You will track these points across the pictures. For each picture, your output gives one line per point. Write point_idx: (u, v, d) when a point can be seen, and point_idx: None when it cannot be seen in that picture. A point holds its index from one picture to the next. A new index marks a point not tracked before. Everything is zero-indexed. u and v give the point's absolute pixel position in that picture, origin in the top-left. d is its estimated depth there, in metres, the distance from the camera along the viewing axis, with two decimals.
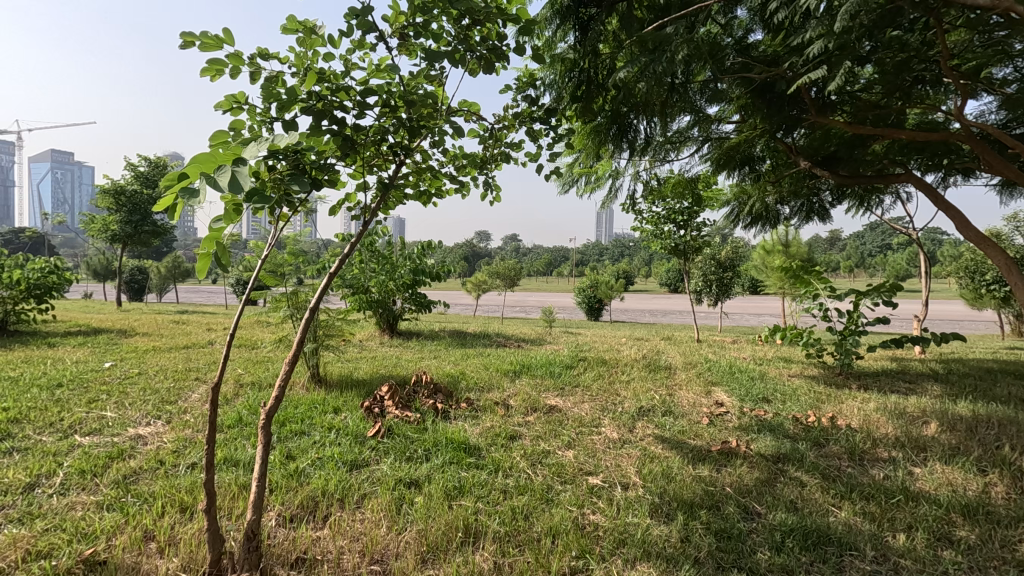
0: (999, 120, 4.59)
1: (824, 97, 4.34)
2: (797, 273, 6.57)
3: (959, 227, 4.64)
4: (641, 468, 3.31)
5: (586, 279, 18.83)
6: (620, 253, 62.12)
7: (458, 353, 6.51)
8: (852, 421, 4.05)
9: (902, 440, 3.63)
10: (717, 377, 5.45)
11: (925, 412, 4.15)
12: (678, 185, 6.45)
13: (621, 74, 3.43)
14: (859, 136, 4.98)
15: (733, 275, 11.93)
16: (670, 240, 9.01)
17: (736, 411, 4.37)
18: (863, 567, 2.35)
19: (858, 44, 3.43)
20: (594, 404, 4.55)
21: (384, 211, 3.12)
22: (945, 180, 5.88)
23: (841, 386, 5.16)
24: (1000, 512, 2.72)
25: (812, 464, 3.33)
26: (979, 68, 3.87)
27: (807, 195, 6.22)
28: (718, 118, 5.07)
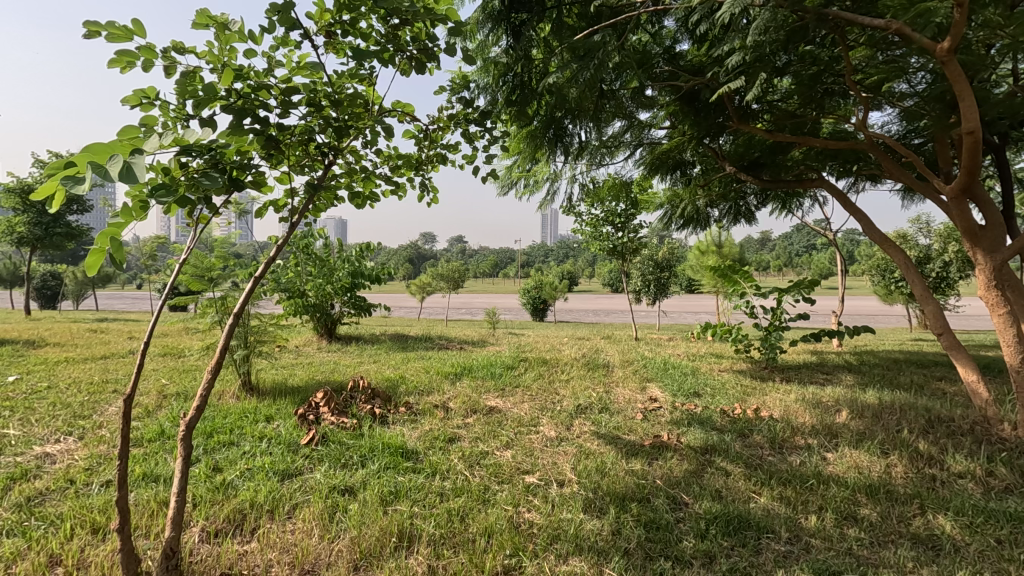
0: (900, 131, 4.98)
1: (745, 106, 4.58)
2: (725, 273, 6.90)
3: (863, 228, 5.01)
4: (577, 465, 3.38)
5: (531, 279, 19.01)
6: (565, 254, 63.13)
7: (399, 357, 6.43)
8: (773, 412, 4.30)
9: (816, 428, 3.89)
10: (652, 374, 5.64)
11: (838, 401, 4.46)
12: (614, 189, 6.64)
13: (552, 78, 3.50)
14: (778, 144, 5.30)
15: (670, 275, 12.37)
16: (609, 241, 9.25)
17: (668, 406, 4.55)
18: (778, 548, 2.50)
19: (773, 57, 3.64)
20: (534, 404, 4.61)
21: (316, 213, 3.05)
22: (855, 186, 6.35)
23: (766, 379, 5.46)
24: (898, 491, 2.97)
25: (736, 454, 3.51)
26: (880, 83, 4.19)
27: (734, 199, 6.56)
28: (650, 124, 5.27)
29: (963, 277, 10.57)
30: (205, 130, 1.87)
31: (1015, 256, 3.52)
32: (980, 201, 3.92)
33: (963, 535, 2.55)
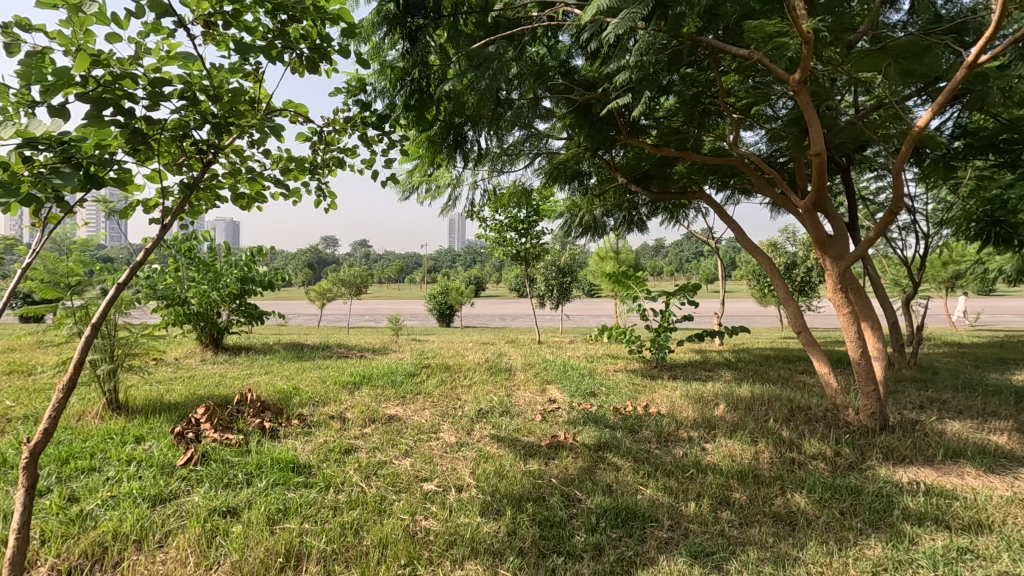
0: (766, 151, 5.55)
1: (634, 121, 4.88)
2: (619, 278, 7.28)
3: (735, 237, 5.50)
4: (475, 469, 3.41)
5: (437, 285, 18.84)
6: (472, 259, 63.45)
7: (294, 367, 6.11)
8: (661, 407, 4.60)
9: (697, 421, 4.22)
10: (552, 376, 5.82)
11: (717, 396, 4.87)
12: (516, 196, 6.78)
13: (449, 85, 3.51)
14: (664, 158, 5.69)
15: (571, 280, 12.83)
16: (513, 247, 9.41)
17: (566, 407, 4.72)
18: (661, 535, 2.68)
19: (656, 77, 3.91)
20: (435, 410, 4.58)
21: (194, 215, 2.85)
22: (732, 199, 6.96)
23: (655, 377, 5.82)
24: (764, 474, 3.29)
25: (626, 449, 3.71)
26: (748, 105, 4.65)
27: (627, 209, 6.94)
28: (548, 134, 5.45)
29: (822, 282, 11.94)
30: (56, 120, 1.68)
31: (855, 262, 4.00)
32: (829, 214, 4.43)
33: (815, 509, 2.88)
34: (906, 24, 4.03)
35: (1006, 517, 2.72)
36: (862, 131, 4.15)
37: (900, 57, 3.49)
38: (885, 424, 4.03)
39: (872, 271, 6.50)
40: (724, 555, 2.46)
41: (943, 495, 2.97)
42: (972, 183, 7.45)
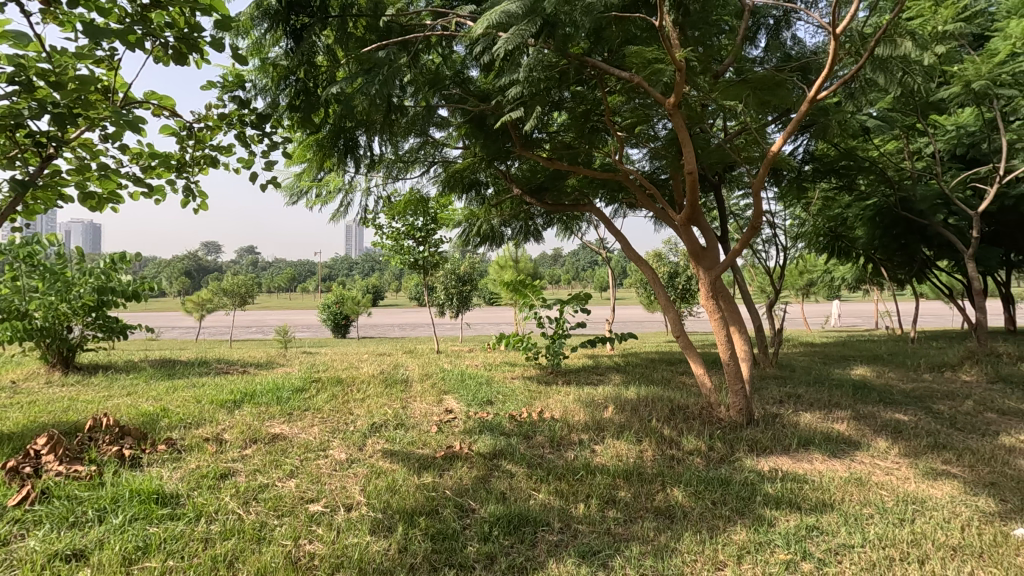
0: (649, 168, 5.94)
1: (527, 134, 5.01)
2: (517, 287, 7.41)
3: (622, 248, 5.82)
4: (366, 486, 3.28)
5: (332, 294, 18.00)
6: (370, 267, 61.58)
7: (162, 386, 5.52)
8: (555, 413, 4.73)
9: (588, 424, 4.38)
10: (449, 386, 5.76)
11: (607, 399, 5.09)
12: (413, 204, 6.69)
13: (337, 88, 3.37)
14: (557, 171, 5.90)
15: (471, 288, 12.85)
16: (411, 255, 9.24)
17: (463, 416, 4.70)
18: (551, 538, 2.74)
19: (546, 93, 4.05)
20: (324, 427, 4.35)
21: (32, 214, 2.52)
22: (620, 212, 7.37)
23: (550, 383, 5.98)
24: (647, 471, 3.49)
25: (521, 455, 3.77)
26: (632, 124, 4.95)
27: (524, 220, 7.11)
28: (444, 143, 5.44)
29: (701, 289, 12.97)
30: None
31: (724, 272, 4.37)
32: (702, 227, 4.82)
33: (690, 501, 3.10)
34: (764, 60, 4.52)
35: (845, 495, 3.11)
36: (728, 154, 4.58)
37: (759, 90, 3.90)
38: (751, 419, 4.44)
39: (741, 280, 7.17)
40: (609, 552, 2.57)
41: (796, 479, 3.33)
42: (820, 203, 8.50)
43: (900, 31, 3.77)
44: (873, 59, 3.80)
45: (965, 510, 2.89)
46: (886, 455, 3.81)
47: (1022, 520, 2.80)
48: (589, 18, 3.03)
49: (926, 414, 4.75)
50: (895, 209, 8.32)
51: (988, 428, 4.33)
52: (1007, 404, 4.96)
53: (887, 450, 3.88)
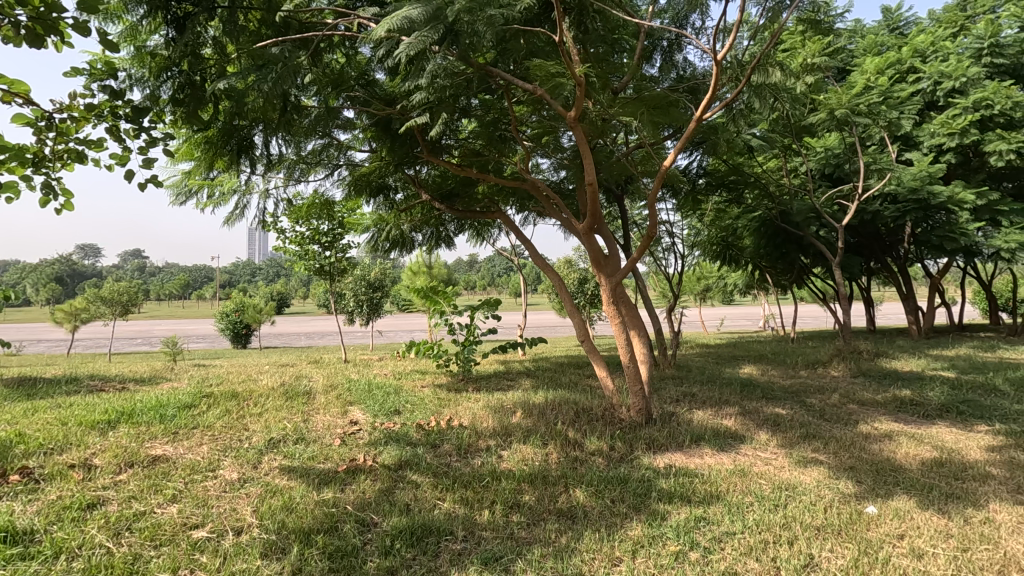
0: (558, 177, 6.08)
1: (436, 139, 4.98)
2: (427, 294, 7.33)
3: (529, 254, 5.92)
4: (259, 506, 3.08)
5: (230, 302, 16.82)
6: (275, 273, 58.28)
7: (19, 408, 4.86)
8: (463, 420, 4.71)
9: (496, 429, 4.42)
10: (355, 397, 5.57)
11: (515, 404, 5.15)
12: (317, 207, 6.43)
13: (226, 83, 3.17)
14: (467, 178, 5.93)
15: (382, 295, 12.51)
16: (316, 261, 8.84)
17: (368, 428, 4.56)
18: (455, 547, 2.72)
19: (452, 99, 4.06)
20: (215, 445, 4.05)
21: None
22: (530, 220, 7.52)
23: (460, 391, 5.95)
24: (551, 474, 3.57)
25: (427, 465, 3.73)
26: (539, 135, 5.07)
27: (435, 226, 7.05)
28: (350, 145, 5.30)
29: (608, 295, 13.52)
30: None
31: (624, 278, 4.57)
32: (604, 236, 5.02)
33: (590, 501, 3.21)
34: (660, 79, 4.83)
35: (729, 486, 3.35)
36: (626, 167, 4.83)
37: (652, 109, 4.15)
38: (650, 417, 4.68)
39: (642, 286, 7.53)
40: (511, 557, 2.60)
41: (688, 474, 3.55)
42: (713, 214, 9.17)
43: (773, 61, 4.18)
44: (751, 85, 4.18)
45: (828, 493, 3.23)
46: (766, 446, 4.17)
47: (874, 498, 3.17)
48: (492, 30, 3.07)
49: (800, 408, 5.25)
50: (776, 221, 9.17)
51: (850, 418, 4.86)
52: (865, 396, 5.61)
53: (767, 442, 4.25)
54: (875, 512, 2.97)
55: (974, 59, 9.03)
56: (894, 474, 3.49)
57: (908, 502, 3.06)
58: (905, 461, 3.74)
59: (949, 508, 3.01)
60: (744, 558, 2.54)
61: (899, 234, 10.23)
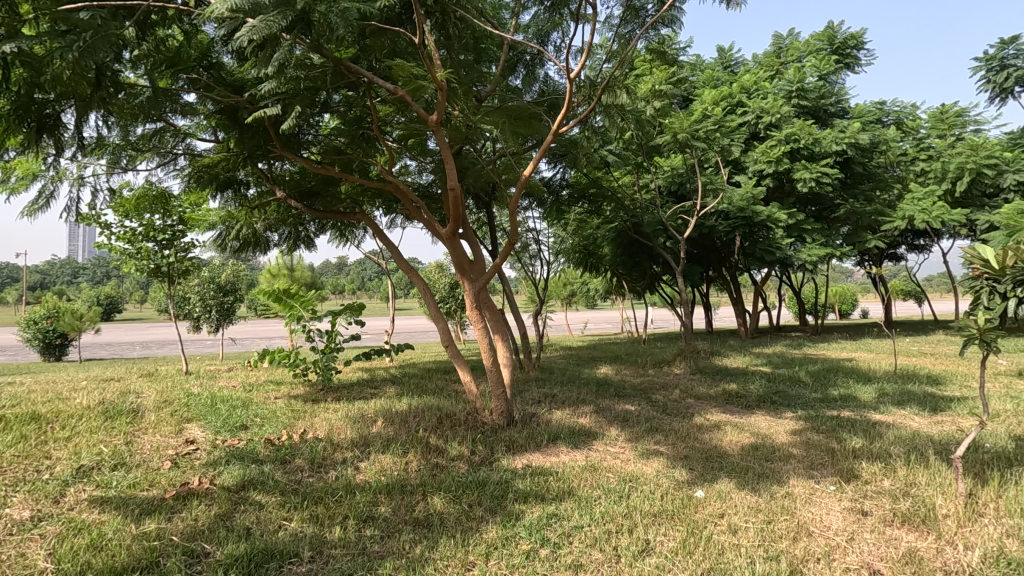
0: (425, 180, 6.01)
1: (290, 133, 4.66)
2: (282, 298, 6.82)
3: (393, 258, 5.76)
4: (57, 548, 2.62)
5: (40, 307, 14.26)
6: (104, 274, 50.62)
7: None
8: (318, 432, 4.44)
9: (354, 440, 4.24)
10: (194, 413, 4.99)
11: (376, 413, 4.98)
12: (151, 200, 5.70)
13: (16, 47, 2.65)
14: (327, 176, 5.64)
15: (235, 299, 11.39)
16: (151, 260, 7.81)
17: (207, 446, 4.11)
18: (299, 570, 2.54)
19: (306, 92, 3.83)
20: (2, 479, 3.37)
21: None
22: (397, 222, 7.34)
23: (317, 401, 5.61)
24: (409, 483, 3.49)
25: (274, 484, 3.44)
26: (405, 137, 4.98)
27: (293, 225, 6.59)
28: (191, 133, 4.78)
29: None
30: None
31: (487, 282, 4.64)
32: (469, 241, 5.07)
33: (447, 507, 3.19)
34: (522, 91, 5.03)
35: (581, 481, 3.53)
36: (489, 175, 4.92)
37: (513, 119, 4.27)
38: (511, 419, 4.79)
39: (509, 291, 7.71)
40: (361, 573, 2.48)
41: (543, 472, 3.68)
42: (575, 224, 9.70)
43: (621, 84, 4.54)
44: (602, 105, 4.50)
45: (665, 481, 3.54)
46: (615, 441, 4.47)
47: (702, 482, 3.54)
48: (346, 23, 2.94)
49: (647, 404, 5.72)
50: (631, 232, 9.96)
51: (687, 412, 5.40)
52: (700, 391, 6.27)
53: (616, 437, 4.56)
54: (702, 495, 3.31)
55: (786, 99, 10.61)
56: (719, 460, 3.93)
57: (729, 484, 3.46)
58: (729, 448, 4.24)
59: (759, 486, 3.45)
60: (589, 549, 2.69)
61: (731, 247, 11.64)
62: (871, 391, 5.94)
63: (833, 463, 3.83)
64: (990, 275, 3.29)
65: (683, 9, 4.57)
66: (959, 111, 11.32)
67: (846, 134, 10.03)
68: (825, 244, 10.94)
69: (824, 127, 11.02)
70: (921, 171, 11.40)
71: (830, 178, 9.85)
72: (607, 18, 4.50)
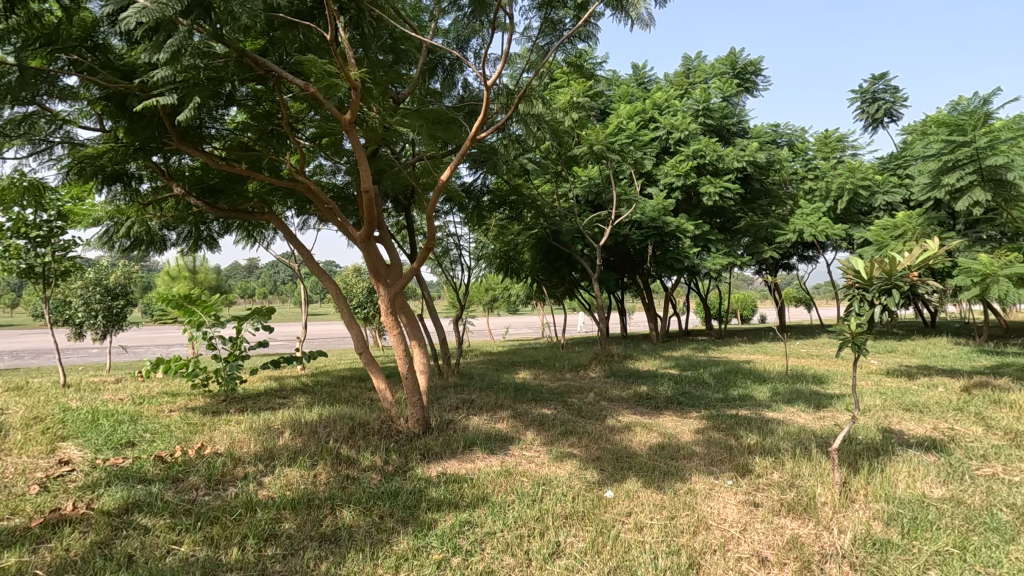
0: (340, 181, 5.80)
1: (190, 125, 4.34)
2: (180, 303, 6.31)
3: (305, 262, 5.51)
4: None
5: None
6: None
7: None
8: (217, 447, 4.14)
9: (257, 454, 3.99)
10: (72, 430, 4.49)
11: (284, 424, 4.72)
12: (22, 192, 5.09)
13: None
14: (232, 173, 5.30)
15: (126, 303, 10.40)
16: (23, 260, 6.97)
17: (85, 467, 3.71)
18: None
19: (207, 83, 3.59)
20: None
21: None
22: (310, 224, 7.03)
23: (218, 414, 5.23)
24: (317, 497, 3.33)
25: (163, 504, 3.16)
26: (318, 136, 4.79)
27: (193, 224, 6.13)
28: (71, 120, 4.33)
29: None
30: None
31: (403, 287, 4.55)
32: (386, 244, 4.95)
33: (357, 520, 3.08)
34: (441, 96, 5.00)
35: (495, 487, 3.54)
36: (407, 178, 4.84)
37: (431, 122, 4.23)
38: (427, 426, 4.72)
39: (428, 297, 7.61)
40: None
41: (458, 480, 3.65)
42: (496, 230, 9.76)
43: (537, 94, 4.64)
44: (519, 113, 4.57)
45: (577, 483, 3.63)
46: (531, 445, 4.53)
47: (611, 482, 3.67)
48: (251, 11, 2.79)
49: (562, 407, 5.85)
50: (550, 239, 10.18)
51: (600, 414, 5.57)
52: (613, 393, 6.50)
53: (532, 441, 4.62)
54: (612, 495, 3.43)
55: (693, 117, 11.31)
56: (628, 460, 4.09)
57: (636, 483, 3.61)
58: (638, 447, 4.42)
59: (664, 484, 3.62)
60: (500, 555, 2.70)
61: (644, 255, 12.21)
62: (766, 390, 6.43)
63: (730, 458, 4.10)
64: (861, 285, 3.67)
65: (598, 26, 4.75)
66: (840, 136, 12.60)
67: (746, 153, 10.85)
68: (727, 254, 11.73)
69: (727, 145, 11.85)
70: (809, 189, 12.57)
71: (732, 192, 10.60)
72: (525, 29, 4.58)
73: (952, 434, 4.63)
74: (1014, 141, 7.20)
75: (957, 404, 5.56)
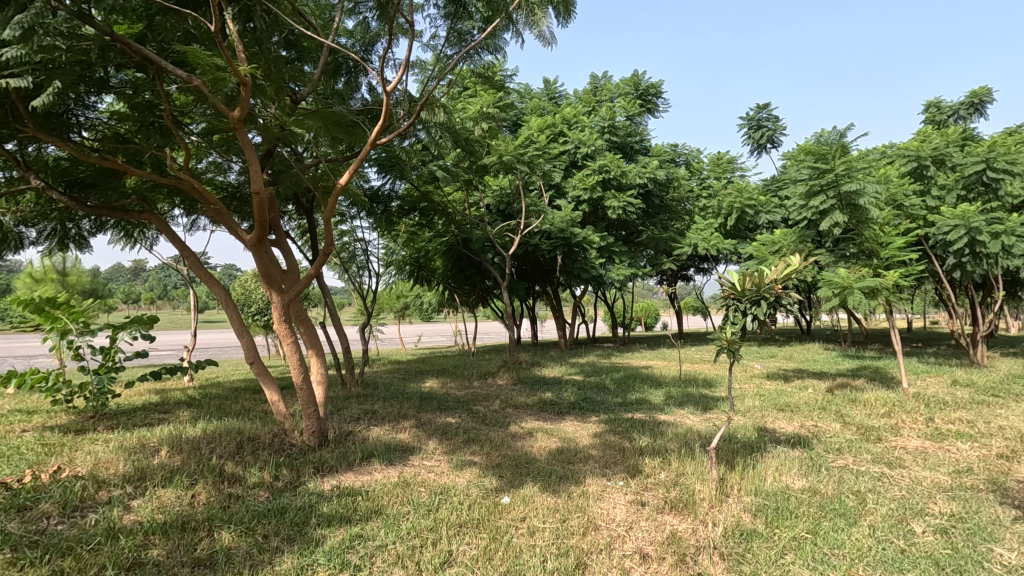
0: (234, 180, 5.46)
1: (52, 111, 3.92)
2: (41, 308, 5.62)
3: (191, 265, 5.12)
4: None
5: None
6: None
7: None
8: (78, 469, 3.73)
9: (126, 475, 3.64)
10: None
11: (160, 442, 4.34)
12: None
13: None
14: (106, 168, 4.84)
15: None
16: None
17: None
18: None
19: (72, 68, 3.28)
20: None
21: None
22: (201, 224, 6.55)
23: (83, 432, 4.71)
24: (193, 519, 3.09)
25: (3, 537, 2.79)
26: (207, 131, 4.49)
27: (58, 221, 5.48)
28: None
29: None
30: None
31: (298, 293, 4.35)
32: (282, 248, 4.72)
33: (237, 541, 2.89)
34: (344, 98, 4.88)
35: (390, 499, 3.47)
36: (304, 180, 4.64)
37: (329, 125, 4.08)
38: (323, 439, 4.54)
39: (331, 304, 7.35)
40: None
41: (352, 493, 3.54)
42: (405, 236, 9.63)
43: (443, 102, 4.66)
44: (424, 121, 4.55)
45: (475, 490, 3.65)
46: (432, 455, 4.49)
47: (509, 488, 3.72)
48: None
49: (467, 415, 5.85)
50: (460, 246, 10.19)
51: (504, 421, 5.63)
52: (518, 400, 6.60)
53: (434, 451, 4.58)
54: (508, 501, 3.48)
55: (600, 133, 11.84)
56: (527, 466, 4.16)
57: (533, 488, 3.68)
58: (538, 453, 4.52)
59: (559, 488, 3.72)
60: (390, 568, 2.65)
61: (553, 265, 12.56)
62: (661, 394, 6.82)
63: (623, 460, 4.30)
64: (735, 295, 4.00)
65: (505, 40, 4.86)
66: (730, 159, 13.75)
67: (647, 169, 11.51)
68: (631, 265, 12.34)
69: (630, 161, 12.52)
70: (703, 206, 13.54)
71: (634, 207, 11.19)
72: (432, 37, 4.59)
73: (815, 430, 5.17)
74: (867, 171, 8.21)
75: (821, 403, 6.21)
